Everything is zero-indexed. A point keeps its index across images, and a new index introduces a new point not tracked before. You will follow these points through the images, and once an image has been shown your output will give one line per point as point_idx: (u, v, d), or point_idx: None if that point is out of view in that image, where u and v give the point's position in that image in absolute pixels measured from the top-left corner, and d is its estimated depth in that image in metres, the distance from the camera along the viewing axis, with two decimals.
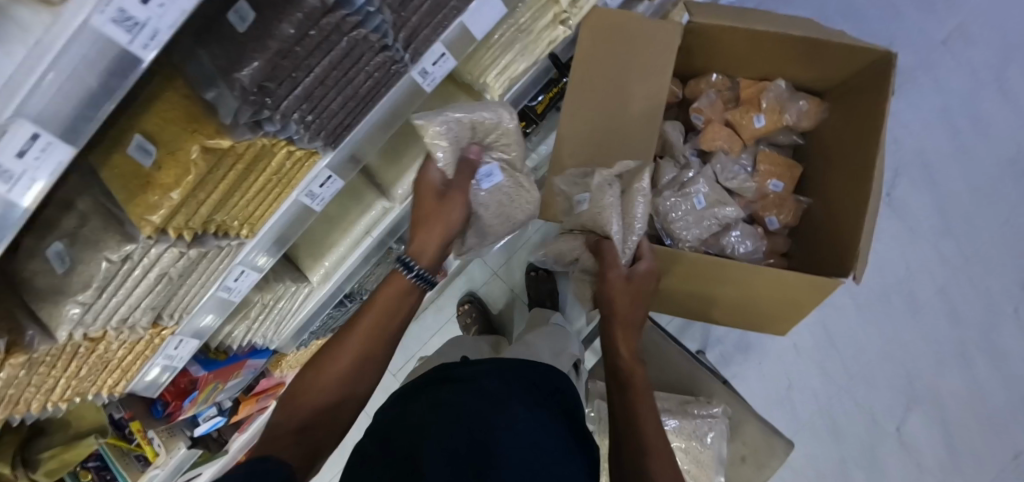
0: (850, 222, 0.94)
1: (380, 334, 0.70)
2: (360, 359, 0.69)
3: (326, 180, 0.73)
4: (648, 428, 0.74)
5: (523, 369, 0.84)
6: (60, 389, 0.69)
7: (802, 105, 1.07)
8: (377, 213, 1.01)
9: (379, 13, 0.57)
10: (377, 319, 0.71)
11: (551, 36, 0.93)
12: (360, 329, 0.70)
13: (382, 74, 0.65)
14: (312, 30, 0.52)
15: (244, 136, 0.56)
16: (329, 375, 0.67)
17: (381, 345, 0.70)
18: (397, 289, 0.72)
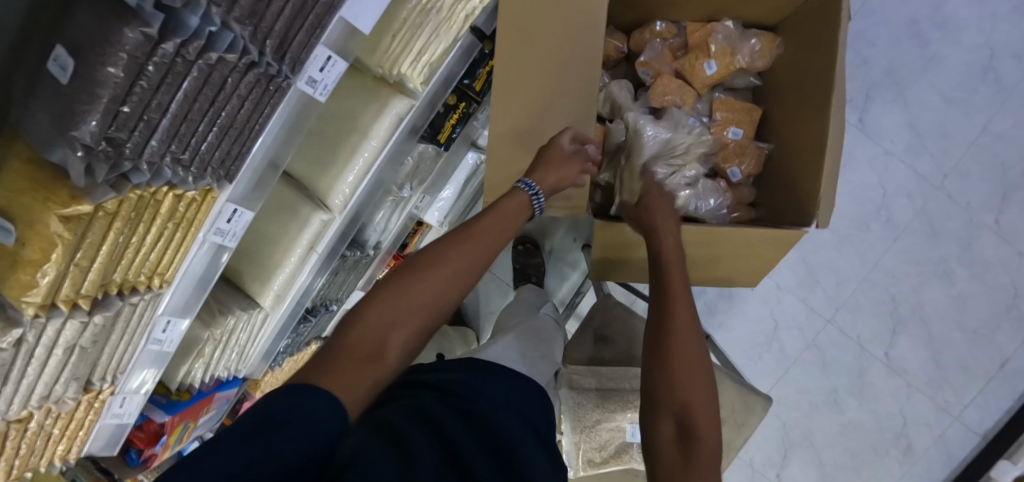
0: (811, 166, 0.88)
1: (483, 251, 0.70)
2: (463, 273, 0.67)
3: (232, 214, 0.67)
4: (693, 356, 0.69)
5: (496, 377, 0.79)
6: (4, 470, 0.67)
7: (755, 44, 0.99)
8: (316, 228, 0.92)
9: (229, 29, 0.49)
10: (494, 233, 0.71)
11: (467, 9, 0.83)
12: (465, 239, 0.69)
13: (259, 94, 0.58)
14: (149, 67, 0.45)
15: (106, 196, 0.50)
16: (431, 278, 0.65)
17: (483, 261, 0.69)
18: (510, 209, 0.75)
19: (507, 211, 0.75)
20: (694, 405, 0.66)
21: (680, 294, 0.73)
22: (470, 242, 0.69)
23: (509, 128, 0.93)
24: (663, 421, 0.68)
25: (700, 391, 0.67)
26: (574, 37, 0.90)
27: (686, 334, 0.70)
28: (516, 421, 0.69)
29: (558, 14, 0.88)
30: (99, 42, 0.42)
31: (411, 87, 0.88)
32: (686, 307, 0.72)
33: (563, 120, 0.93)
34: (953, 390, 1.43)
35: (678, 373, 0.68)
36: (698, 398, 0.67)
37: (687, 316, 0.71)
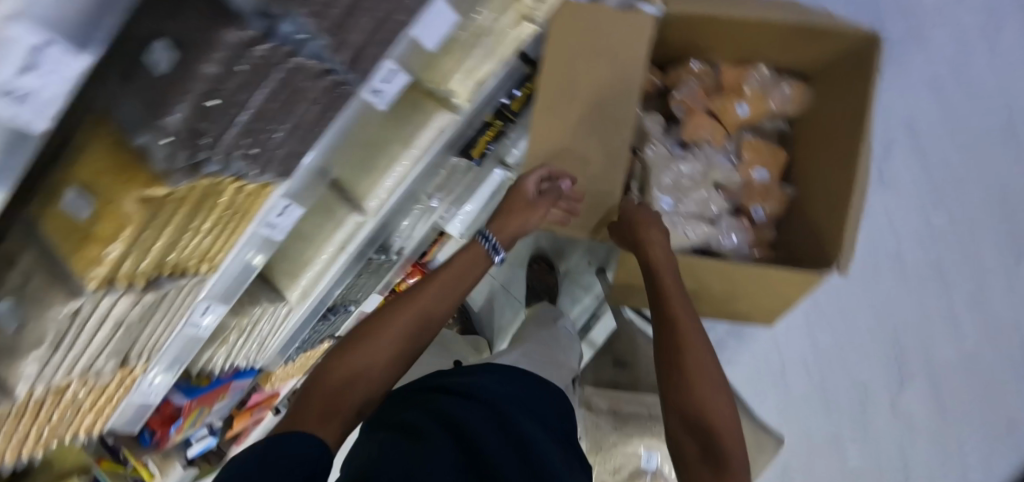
0: (835, 213, 0.90)
1: (443, 294, 0.86)
2: (428, 312, 0.84)
3: (283, 209, 0.70)
4: (711, 374, 0.76)
5: (506, 380, 0.85)
6: (34, 438, 0.69)
7: (786, 91, 1.04)
8: (350, 228, 0.96)
9: (314, 38, 0.52)
10: (451, 281, 0.87)
11: (518, 34, 0.86)
12: (428, 288, 0.86)
13: (327, 99, 0.62)
14: (240, 65, 0.48)
15: (181, 182, 0.53)
16: (399, 321, 0.81)
17: (444, 302, 0.86)
18: (469, 260, 0.91)
19: (464, 263, 0.90)
20: (715, 415, 0.73)
21: (691, 319, 0.79)
22: (431, 289, 0.86)
23: (545, 149, 1.00)
24: (687, 429, 0.74)
25: (719, 400, 0.74)
26: (611, 71, 0.97)
27: (701, 357, 0.76)
28: (529, 429, 0.75)
29: (600, 49, 0.96)
30: (196, 42, 0.45)
31: (455, 101, 0.90)
32: (699, 333, 0.78)
33: (596, 147, 0.99)
34: (957, 445, 1.43)
35: (698, 391, 0.75)
36: (718, 407, 0.73)
37: (700, 340, 0.78)
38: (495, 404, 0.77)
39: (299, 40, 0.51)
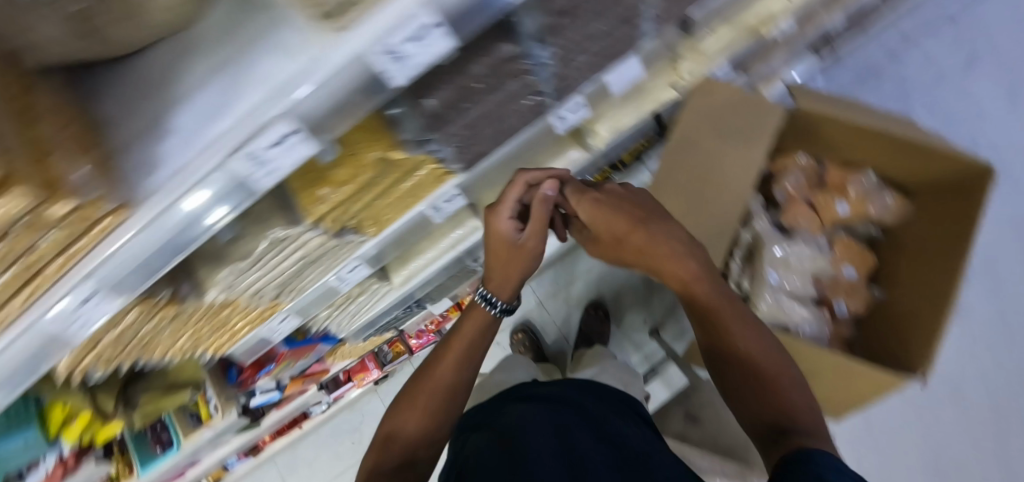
0: (921, 323, 0.96)
1: (465, 357, 0.78)
2: (450, 375, 0.78)
3: (450, 197, 0.80)
4: (751, 359, 0.65)
5: (589, 391, 0.96)
6: (181, 342, 0.72)
7: (888, 201, 1.12)
8: (465, 231, 1.03)
9: (547, 64, 0.65)
10: (470, 338, 0.79)
11: (661, 96, 1.01)
12: (444, 354, 0.79)
13: (528, 113, 0.74)
14: (495, 72, 0.60)
15: (412, 151, 0.64)
16: (422, 391, 0.78)
17: (466, 362, 0.78)
18: (478, 322, 0.79)
19: (473, 327, 0.79)
20: (781, 396, 0.63)
21: (731, 310, 0.66)
22: (448, 354, 0.79)
23: (666, 201, 1.07)
24: (767, 416, 0.63)
25: (779, 380, 0.64)
26: (735, 147, 1.08)
27: (745, 346, 0.65)
28: (609, 426, 0.84)
29: (729, 125, 1.07)
30: (483, 45, 0.58)
31: (589, 141, 1.01)
32: (736, 321, 0.65)
33: (711, 210, 1.06)
34: None
35: (763, 380, 0.64)
36: (788, 391, 0.63)
37: (755, 336, 0.66)
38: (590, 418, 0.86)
39: (543, 61, 0.65)
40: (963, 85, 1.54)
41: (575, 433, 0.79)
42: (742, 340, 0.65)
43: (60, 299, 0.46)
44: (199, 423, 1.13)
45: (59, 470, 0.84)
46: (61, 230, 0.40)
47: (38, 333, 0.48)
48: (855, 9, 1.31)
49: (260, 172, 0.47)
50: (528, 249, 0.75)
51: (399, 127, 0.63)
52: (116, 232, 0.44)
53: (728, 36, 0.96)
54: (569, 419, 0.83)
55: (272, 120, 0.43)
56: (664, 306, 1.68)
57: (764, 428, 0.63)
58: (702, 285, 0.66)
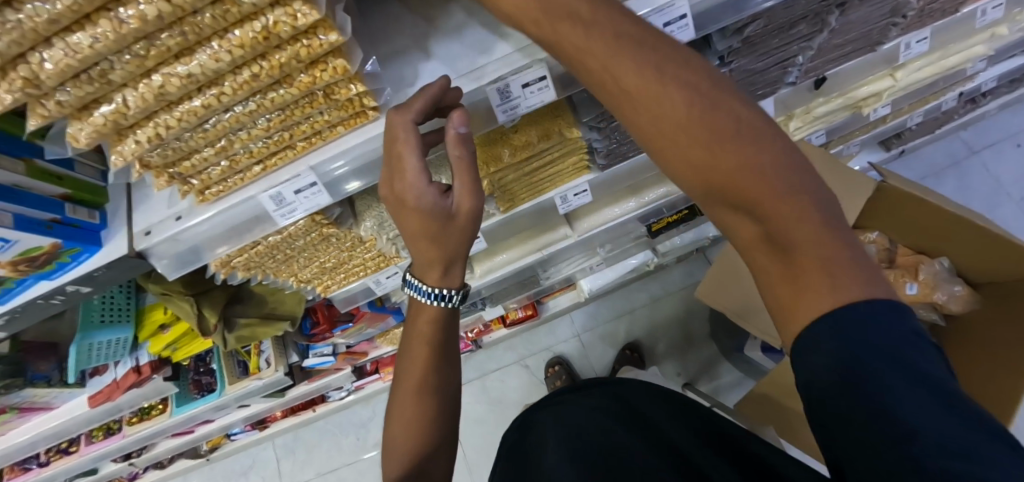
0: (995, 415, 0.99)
1: (441, 360, 0.53)
2: (432, 386, 0.53)
3: (581, 191, 0.83)
4: (689, 124, 0.30)
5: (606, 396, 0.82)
6: (308, 270, 0.73)
7: (957, 290, 1.15)
8: (557, 237, 1.11)
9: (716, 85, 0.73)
10: (436, 335, 0.52)
11: None
12: (413, 365, 0.52)
13: None
14: None
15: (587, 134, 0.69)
16: (402, 399, 0.54)
17: (444, 361, 0.53)
18: (435, 315, 0.51)
19: (428, 324, 0.51)
20: (765, 192, 0.28)
21: (616, 60, 0.33)
22: (417, 359, 0.52)
23: None
24: (763, 260, 0.30)
25: (761, 184, 0.28)
26: None
27: (669, 99, 0.30)
28: (632, 424, 0.71)
29: None
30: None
31: None
32: (620, 56, 0.33)
33: None
34: None
35: (707, 155, 0.29)
36: (765, 177, 0.28)
37: (677, 89, 0.31)
38: (637, 414, 0.74)
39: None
40: (1019, 202, 1.62)
41: (597, 439, 0.68)
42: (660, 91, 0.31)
43: (282, 182, 0.48)
44: (246, 373, 1.10)
45: (129, 382, 0.81)
46: (331, 111, 0.44)
47: (244, 209, 0.50)
48: (933, 112, 1.42)
49: (502, 108, 0.49)
50: (464, 223, 0.44)
51: (579, 111, 0.69)
52: (360, 130, 0.47)
53: (838, 105, 1.03)
54: (592, 424, 0.72)
55: (534, 63, 0.47)
56: (702, 361, 1.68)
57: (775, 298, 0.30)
58: (615, 51, 0.33)
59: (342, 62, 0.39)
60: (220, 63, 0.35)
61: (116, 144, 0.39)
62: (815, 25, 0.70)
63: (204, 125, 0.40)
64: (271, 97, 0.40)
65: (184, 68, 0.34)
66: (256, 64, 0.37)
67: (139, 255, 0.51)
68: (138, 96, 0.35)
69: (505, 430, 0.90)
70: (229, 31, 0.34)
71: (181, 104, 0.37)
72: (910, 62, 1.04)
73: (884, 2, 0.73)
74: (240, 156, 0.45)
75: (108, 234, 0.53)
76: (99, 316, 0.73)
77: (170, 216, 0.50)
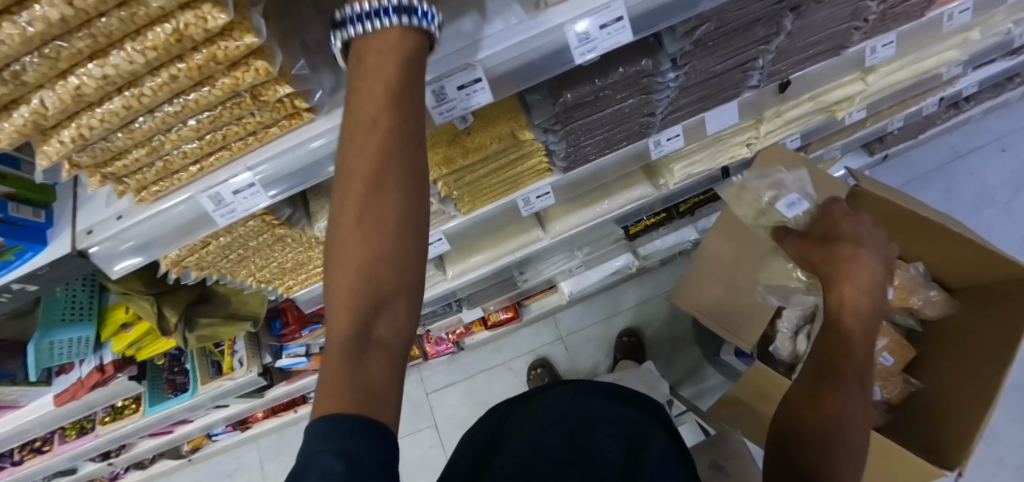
0: (966, 420, 0.99)
1: (399, 181, 0.37)
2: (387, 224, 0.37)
3: (543, 193, 0.83)
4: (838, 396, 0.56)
5: (596, 394, 0.85)
6: (266, 270, 0.74)
7: (932, 295, 1.18)
8: (529, 239, 1.11)
9: (670, 91, 0.73)
10: (396, 105, 0.37)
11: (736, 153, 1.11)
12: (358, 180, 0.37)
13: (634, 133, 0.81)
14: (631, 84, 0.68)
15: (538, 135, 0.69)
16: (341, 244, 0.38)
17: (412, 179, 0.38)
18: (386, 106, 0.36)
19: (383, 73, 0.37)
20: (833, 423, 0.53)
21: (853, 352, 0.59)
22: (357, 175, 0.37)
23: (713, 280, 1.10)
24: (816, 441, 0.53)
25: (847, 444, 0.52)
26: None
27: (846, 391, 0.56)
28: (616, 431, 0.75)
29: None
30: (625, 55, 0.65)
31: (660, 180, 1.12)
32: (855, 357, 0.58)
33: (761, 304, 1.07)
34: None
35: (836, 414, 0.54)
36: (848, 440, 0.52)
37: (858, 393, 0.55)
38: (642, 430, 0.77)
39: (668, 83, 0.71)
40: (1005, 208, 1.62)
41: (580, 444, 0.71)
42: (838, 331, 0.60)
43: (220, 182, 0.49)
44: (219, 373, 1.10)
45: (93, 380, 0.82)
46: (263, 112, 0.45)
47: (183, 209, 0.51)
48: (914, 116, 1.43)
49: (439, 110, 0.50)
50: None
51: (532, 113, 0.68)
52: (296, 132, 0.48)
53: (809, 108, 1.03)
54: (572, 427, 0.76)
55: (465, 66, 0.47)
56: (687, 364, 1.67)
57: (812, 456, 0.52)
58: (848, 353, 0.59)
59: (264, 63, 0.39)
60: (134, 65, 0.35)
61: (41, 144, 0.39)
62: (771, 28, 0.70)
63: (130, 126, 0.41)
64: (195, 99, 0.40)
65: (99, 69, 0.35)
66: (173, 66, 0.37)
67: (81, 254, 0.52)
68: (55, 98, 0.36)
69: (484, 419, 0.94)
70: (140, 34, 0.34)
71: (101, 105, 0.38)
72: (882, 66, 1.05)
73: (844, 4, 0.73)
74: (174, 157, 0.46)
75: (52, 233, 0.53)
76: (60, 314, 0.74)
77: (112, 214, 0.52)
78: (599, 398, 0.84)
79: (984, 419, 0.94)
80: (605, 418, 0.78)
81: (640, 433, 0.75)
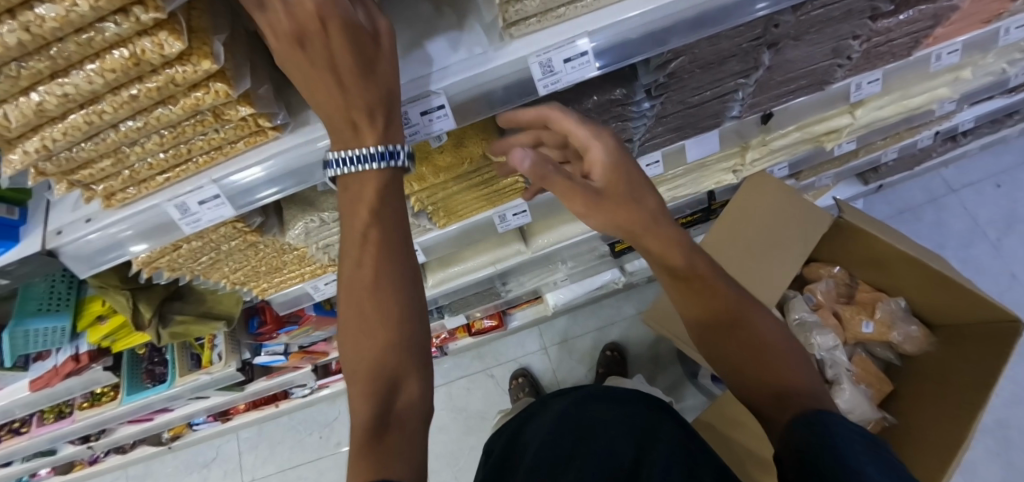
0: (938, 458, 0.98)
1: (394, 275, 0.40)
2: (388, 315, 0.39)
3: (520, 211, 0.85)
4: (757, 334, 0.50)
5: (608, 397, 0.87)
6: (240, 273, 0.75)
7: (912, 330, 1.17)
8: (510, 251, 1.12)
9: (646, 119, 0.74)
10: (378, 230, 0.40)
11: (720, 178, 1.11)
12: (360, 289, 0.39)
13: None
14: (605, 111, 0.69)
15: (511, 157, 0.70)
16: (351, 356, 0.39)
17: (408, 272, 0.40)
18: (369, 217, 0.40)
19: (366, 212, 0.40)
20: (771, 366, 0.49)
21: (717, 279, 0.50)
22: (359, 286, 0.39)
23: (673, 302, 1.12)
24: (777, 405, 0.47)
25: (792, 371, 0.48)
26: (763, 251, 1.06)
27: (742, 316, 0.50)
28: (624, 430, 0.77)
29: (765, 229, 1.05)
30: (600, 84, 0.66)
31: None
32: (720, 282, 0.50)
33: None
34: None
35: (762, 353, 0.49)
36: (785, 365, 0.49)
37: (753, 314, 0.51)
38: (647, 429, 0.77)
39: (643, 112, 0.71)
40: (995, 244, 1.61)
41: (595, 448, 0.74)
42: (702, 282, 0.49)
43: (186, 193, 0.50)
44: (198, 366, 1.12)
45: (67, 369, 0.84)
46: (227, 130, 0.46)
47: (149, 217, 0.52)
48: (908, 149, 1.42)
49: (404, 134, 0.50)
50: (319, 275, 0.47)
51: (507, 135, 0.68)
52: (262, 147, 0.50)
53: (796, 139, 1.03)
54: (581, 431, 0.79)
55: (429, 92, 0.48)
56: (667, 383, 1.67)
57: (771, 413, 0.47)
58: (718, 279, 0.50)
59: (224, 85, 0.41)
60: (94, 85, 0.37)
61: (7, 153, 0.41)
62: (748, 64, 0.71)
63: (95, 139, 0.43)
64: (156, 116, 0.42)
65: (59, 87, 0.37)
66: (133, 87, 0.39)
67: (50, 253, 0.53)
68: (16, 112, 0.37)
69: (507, 426, 0.97)
70: (98, 56, 0.36)
71: (63, 119, 0.40)
72: (870, 100, 1.05)
73: (823, 43, 0.74)
74: (140, 168, 0.48)
75: (25, 230, 0.55)
76: (38, 305, 0.75)
77: (81, 218, 0.53)
78: (628, 402, 0.85)
79: (952, 460, 0.93)
80: (613, 419, 0.80)
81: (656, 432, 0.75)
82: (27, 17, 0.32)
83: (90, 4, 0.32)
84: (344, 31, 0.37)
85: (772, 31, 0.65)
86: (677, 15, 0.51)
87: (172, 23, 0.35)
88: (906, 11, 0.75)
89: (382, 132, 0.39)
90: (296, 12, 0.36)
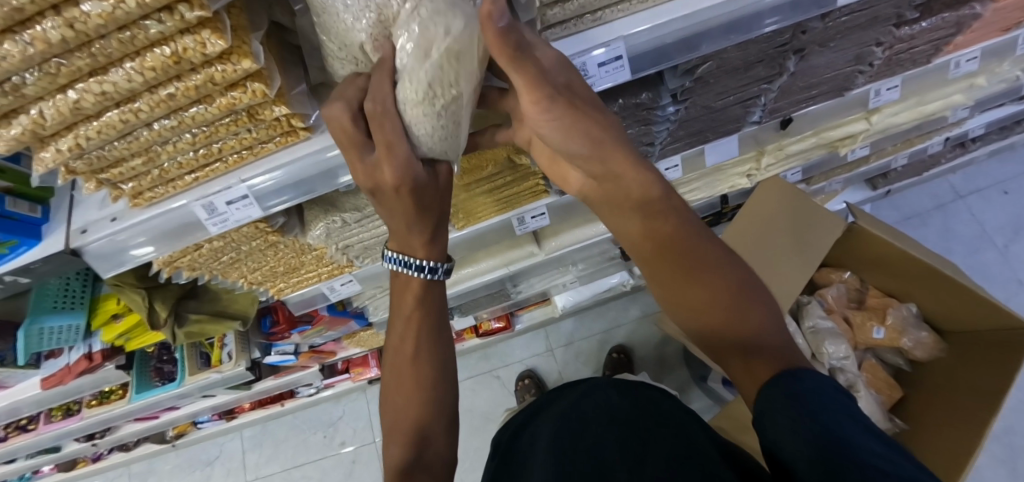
0: (951, 463, 0.97)
1: (429, 347, 0.49)
2: (425, 380, 0.49)
3: (538, 214, 0.84)
4: (722, 276, 0.42)
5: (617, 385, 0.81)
6: (258, 273, 0.75)
7: (923, 336, 1.18)
8: (523, 253, 1.11)
9: (668, 123, 0.74)
10: (419, 313, 0.49)
11: (734, 182, 1.11)
12: (402, 358, 0.49)
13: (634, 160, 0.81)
14: (630, 115, 0.68)
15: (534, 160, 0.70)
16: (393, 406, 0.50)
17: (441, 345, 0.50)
18: (415, 303, 0.49)
19: (412, 300, 0.48)
20: (738, 314, 0.41)
21: (675, 211, 0.43)
22: (402, 353, 0.49)
23: None
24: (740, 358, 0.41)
25: (760, 313, 0.41)
26: (775, 260, 1.06)
27: (705, 252, 0.42)
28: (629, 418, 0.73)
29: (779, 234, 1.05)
30: (625, 87, 0.65)
31: None
32: (679, 220, 0.43)
33: None
34: None
35: (728, 296, 0.42)
36: (753, 310, 0.41)
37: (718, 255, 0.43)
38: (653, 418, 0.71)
39: (667, 116, 0.71)
40: (1003, 250, 1.62)
41: (596, 443, 0.68)
42: (655, 220, 0.42)
43: (214, 192, 0.50)
44: (208, 365, 1.10)
45: (80, 367, 0.83)
46: (260, 129, 0.46)
47: (175, 215, 0.52)
48: (918, 155, 1.42)
49: None
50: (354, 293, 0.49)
51: None
52: (292, 147, 0.49)
53: (811, 144, 1.03)
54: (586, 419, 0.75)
55: None
56: (673, 387, 1.67)
57: (737, 366, 0.41)
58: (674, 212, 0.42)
59: (261, 85, 0.40)
60: (132, 83, 0.37)
61: (39, 151, 0.40)
62: (773, 69, 0.70)
63: (128, 137, 0.42)
64: (190, 115, 0.41)
65: (97, 84, 0.36)
66: (171, 85, 0.38)
67: (74, 252, 0.52)
68: (53, 109, 0.37)
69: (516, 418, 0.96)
70: (139, 54, 0.35)
71: (99, 117, 0.39)
72: (886, 106, 1.05)
73: (846, 50, 0.74)
74: (169, 167, 0.47)
75: (49, 229, 0.54)
76: (52, 302, 0.74)
77: (105, 216, 0.52)
78: (638, 388, 0.80)
79: (965, 465, 0.93)
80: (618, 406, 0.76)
81: (661, 420, 0.69)
82: (72, 13, 0.31)
83: (137, 1, 0.31)
84: (413, 194, 0.41)
85: (800, 37, 0.65)
86: (711, 20, 0.50)
87: (216, 22, 0.35)
88: (930, 19, 0.75)
89: (429, 244, 0.46)
90: (373, 172, 0.40)
